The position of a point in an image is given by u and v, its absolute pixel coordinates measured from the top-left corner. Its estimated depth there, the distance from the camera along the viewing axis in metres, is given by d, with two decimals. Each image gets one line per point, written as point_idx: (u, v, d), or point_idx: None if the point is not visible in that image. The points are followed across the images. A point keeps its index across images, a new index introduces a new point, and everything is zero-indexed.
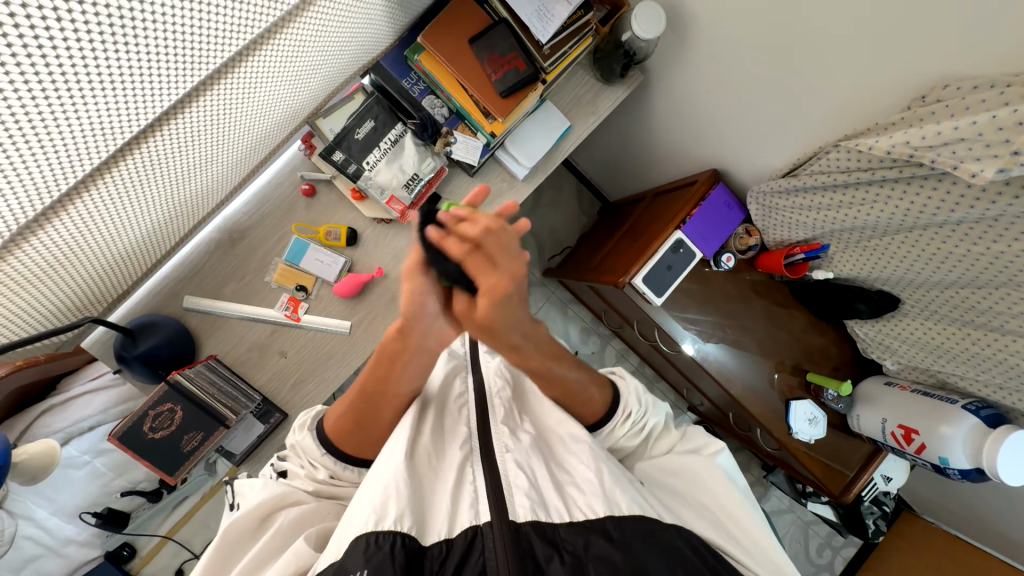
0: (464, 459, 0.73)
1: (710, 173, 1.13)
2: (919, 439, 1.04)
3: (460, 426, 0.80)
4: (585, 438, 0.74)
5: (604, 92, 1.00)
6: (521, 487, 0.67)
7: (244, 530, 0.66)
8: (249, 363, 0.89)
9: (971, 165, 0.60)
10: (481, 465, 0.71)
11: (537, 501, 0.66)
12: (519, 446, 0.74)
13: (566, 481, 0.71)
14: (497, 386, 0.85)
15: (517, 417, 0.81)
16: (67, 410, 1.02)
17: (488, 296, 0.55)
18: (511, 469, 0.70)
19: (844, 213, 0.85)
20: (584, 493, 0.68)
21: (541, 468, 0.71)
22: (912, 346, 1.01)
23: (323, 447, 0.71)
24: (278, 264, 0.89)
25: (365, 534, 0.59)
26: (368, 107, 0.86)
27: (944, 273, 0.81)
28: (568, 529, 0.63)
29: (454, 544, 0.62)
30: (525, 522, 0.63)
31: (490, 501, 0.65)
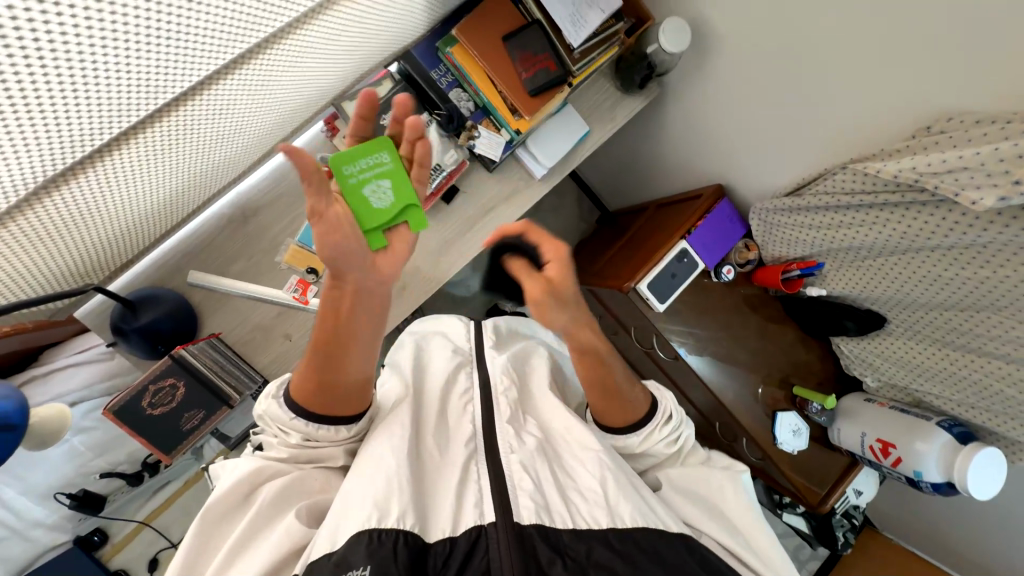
0: (467, 458, 0.73)
1: (715, 188, 1.18)
2: (896, 453, 1.10)
3: (464, 423, 0.79)
4: (593, 447, 0.76)
5: (623, 101, 1.03)
6: (523, 488, 0.68)
7: (226, 505, 0.63)
8: (253, 344, 0.87)
9: (971, 193, 0.65)
10: (485, 463, 0.72)
11: (541, 505, 0.66)
12: (522, 447, 0.75)
13: (569, 486, 0.72)
14: (503, 385, 0.86)
15: (522, 421, 0.82)
16: (50, 382, 0.96)
17: (555, 258, 0.72)
18: (516, 472, 0.70)
19: (843, 233, 0.91)
20: (587, 502, 0.69)
21: (547, 472, 0.72)
22: (895, 364, 1.07)
23: (292, 411, 0.66)
24: (289, 244, 0.87)
25: (365, 530, 0.58)
26: (396, 94, 0.86)
27: (932, 295, 0.86)
28: (571, 535, 0.64)
29: (457, 544, 0.62)
30: (528, 525, 0.64)
31: (492, 500, 0.66)
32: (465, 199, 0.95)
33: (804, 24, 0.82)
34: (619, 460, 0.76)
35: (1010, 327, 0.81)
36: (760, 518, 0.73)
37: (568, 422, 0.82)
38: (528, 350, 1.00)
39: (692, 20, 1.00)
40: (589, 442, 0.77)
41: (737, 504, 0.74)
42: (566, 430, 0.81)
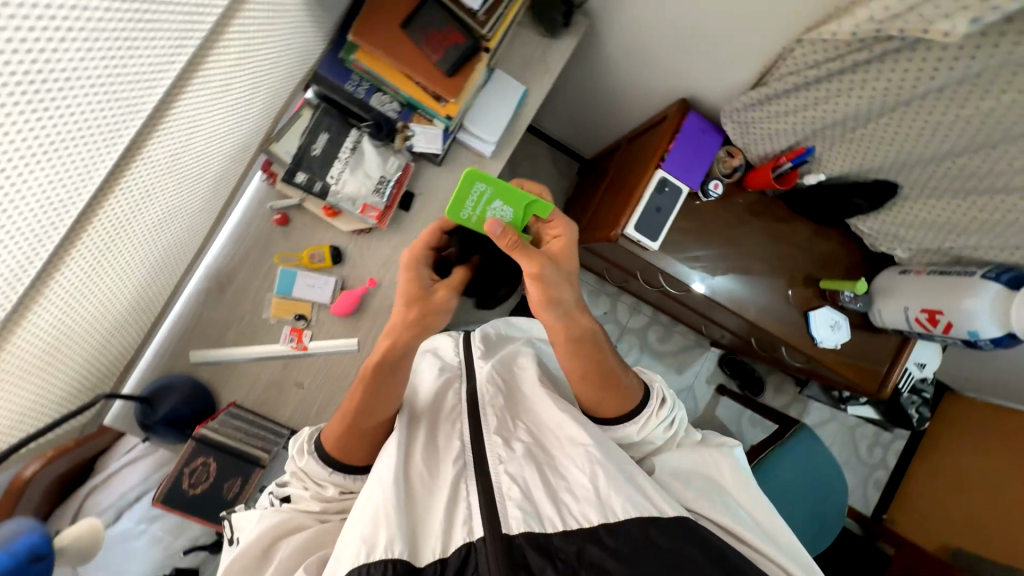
0: (460, 477, 0.74)
1: (678, 105, 1.09)
2: (945, 319, 1.02)
3: (453, 442, 0.80)
4: (581, 443, 0.77)
5: (552, 47, 0.97)
6: (512, 499, 0.69)
7: (247, 560, 0.68)
8: (270, 402, 0.90)
9: (942, 25, 0.57)
10: (475, 480, 0.73)
11: (530, 512, 0.68)
12: (509, 456, 0.76)
13: (559, 485, 0.73)
14: (490, 394, 0.88)
15: (511, 427, 0.83)
16: (112, 485, 1.05)
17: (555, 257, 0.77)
18: (505, 483, 0.72)
19: (823, 109, 0.83)
20: (579, 501, 0.70)
21: (535, 477, 0.73)
22: (920, 227, 0.99)
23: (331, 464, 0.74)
24: (272, 298, 0.88)
25: (356, 567, 0.61)
26: (319, 120, 0.82)
27: (936, 147, 0.79)
28: (562, 537, 0.66)
29: (449, 563, 0.64)
30: (516, 532, 0.65)
31: (482, 515, 0.67)
32: (423, 201, 0.92)
33: None
34: (613, 452, 0.77)
35: None
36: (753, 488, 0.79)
37: (562, 420, 0.82)
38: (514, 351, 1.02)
39: None
40: (576, 437, 0.78)
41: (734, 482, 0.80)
42: (558, 427, 0.82)
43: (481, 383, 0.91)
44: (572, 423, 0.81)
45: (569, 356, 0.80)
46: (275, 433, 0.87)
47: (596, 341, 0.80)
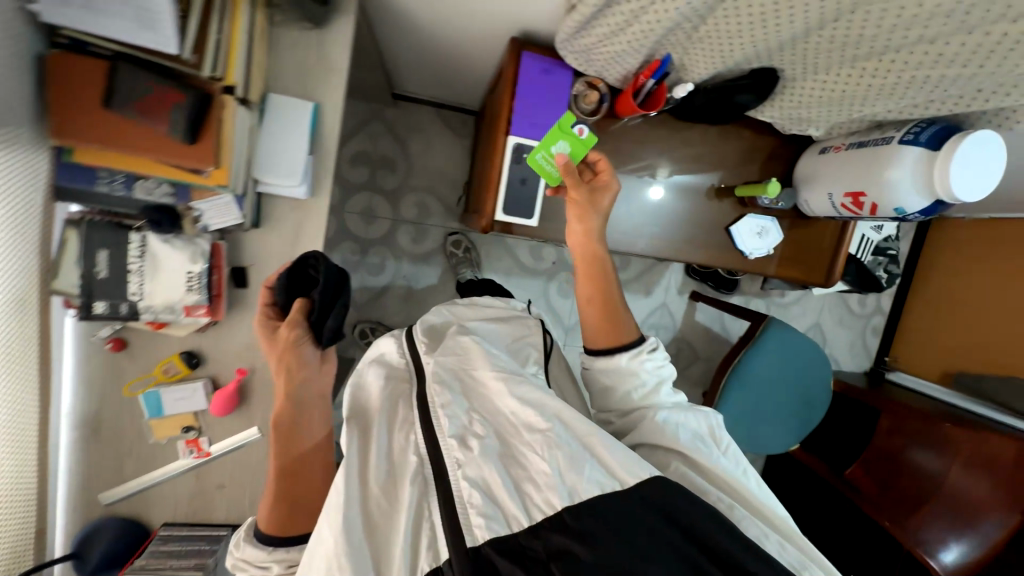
0: (419, 497, 0.57)
1: (511, 45, 0.90)
2: (869, 200, 0.90)
3: (408, 456, 0.61)
4: (543, 426, 0.62)
5: (325, 38, 0.78)
6: (474, 508, 0.54)
7: None
8: (200, 509, 0.90)
9: None
10: (437, 494, 0.57)
11: (492, 515, 0.54)
12: (471, 452, 0.59)
13: (523, 476, 0.58)
14: (438, 393, 0.66)
15: (467, 419, 0.64)
16: None
17: (597, 188, 0.82)
18: (465, 490, 0.56)
19: (648, 21, 0.66)
20: (540, 490, 0.56)
21: (494, 471, 0.58)
22: (821, 106, 0.83)
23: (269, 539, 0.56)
24: (149, 423, 0.84)
25: None
26: (89, 238, 0.71)
27: (790, 30, 0.63)
28: (526, 534, 0.53)
29: None
30: (483, 544, 0.51)
31: (446, 534, 0.53)
32: (257, 270, 0.82)
33: None
34: (571, 421, 0.64)
35: (900, 10, 0.57)
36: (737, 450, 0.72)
37: (510, 403, 0.65)
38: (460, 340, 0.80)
39: None
40: (545, 410, 0.65)
41: (721, 439, 0.72)
42: (512, 412, 0.65)
43: (427, 378, 0.70)
44: (524, 404, 0.64)
45: (580, 279, 0.83)
46: (214, 537, 0.88)
47: (608, 273, 0.82)
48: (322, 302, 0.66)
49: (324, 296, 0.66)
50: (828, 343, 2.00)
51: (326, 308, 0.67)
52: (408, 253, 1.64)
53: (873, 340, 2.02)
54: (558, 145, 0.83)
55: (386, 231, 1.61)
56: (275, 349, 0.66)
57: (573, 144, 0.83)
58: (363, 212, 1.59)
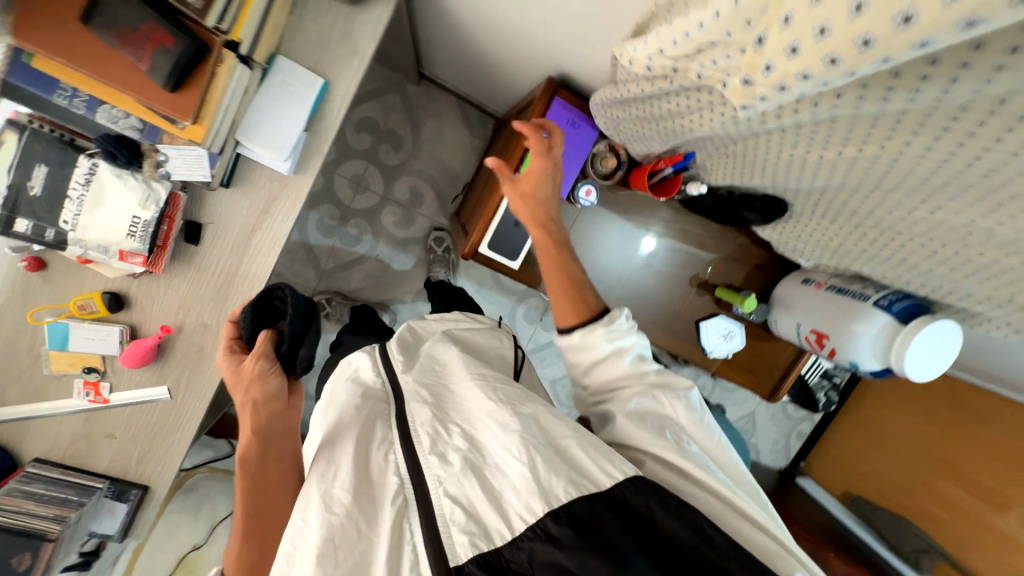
0: (399, 510, 0.47)
1: (547, 84, 0.86)
2: (830, 344, 0.93)
3: (387, 473, 0.51)
4: (519, 428, 0.51)
5: (358, 19, 0.73)
6: (458, 524, 0.45)
7: None
8: (81, 453, 0.83)
9: (756, 57, 0.40)
10: (420, 510, 0.47)
11: (477, 531, 0.45)
12: (452, 469, 0.49)
13: (502, 486, 0.48)
14: (417, 410, 0.56)
15: (442, 429, 0.54)
16: None
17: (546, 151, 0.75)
18: (446, 506, 0.46)
19: (683, 123, 0.64)
20: (522, 496, 0.46)
21: (473, 482, 0.48)
22: (817, 246, 0.85)
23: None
24: (48, 352, 0.77)
25: None
26: (30, 149, 0.64)
27: (819, 177, 0.62)
28: (511, 550, 0.43)
29: None
30: (469, 564, 0.42)
31: (427, 552, 0.44)
32: (214, 229, 0.76)
33: None
34: (547, 423, 0.53)
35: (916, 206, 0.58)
36: (709, 423, 0.62)
37: (486, 407, 0.55)
38: (438, 349, 0.66)
39: None
40: (521, 405, 0.55)
41: (690, 421, 0.62)
42: (487, 415, 0.54)
43: (406, 397, 0.58)
44: (502, 404, 0.54)
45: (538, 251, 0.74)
46: (86, 488, 0.81)
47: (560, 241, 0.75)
48: (293, 333, 0.57)
49: (295, 325, 0.57)
50: (753, 435, 1.87)
51: (297, 341, 0.58)
52: (389, 235, 1.56)
53: (796, 442, 1.90)
54: None
55: (372, 205, 1.53)
56: (239, 386, 0.55)
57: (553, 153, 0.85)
58: (354, 180, 1.51)
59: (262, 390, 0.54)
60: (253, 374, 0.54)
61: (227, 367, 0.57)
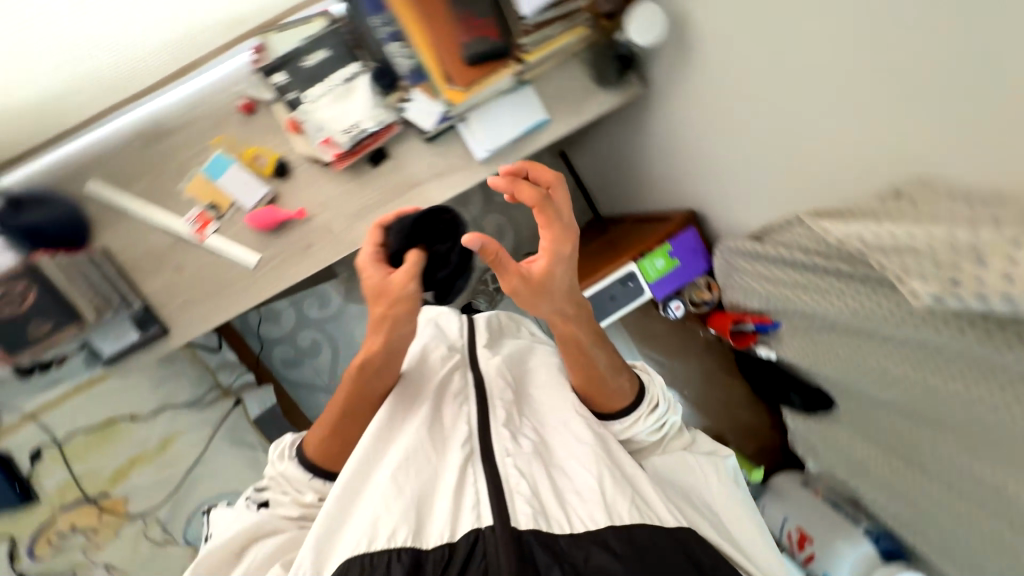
0: (465, 459, 0.54)
1: (685, 214, 1.03)
2: (811, 548, 0.98)
3: (460, 422, 0.59)
4: (588, 440, 0.57)
5: (593, 95, 0.91)
6: (522, 494, 0.50)
7: (220, 558, 0.55)
8: (142, 268, 0.84)
9: (917, 279, 0.53)
10: (483, 465, 0.53)
11: (538, 507, 0.49)
12: (521, 451, 0.55)
13: (565, 487, 0.53)
14: (499, 386, 0.64)
15: (515, 416, 0.61)
16: None
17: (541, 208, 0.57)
18: (512, 475, 0.52)
19: (800, 294, 0.77)
20: (585, 502, 0.51)
21: (540, 469, 0.53)
22: (837, 453, 0.94)
23: (308, 463, 0.59)
24: (195, 174, 0.83)
25: (356, 556, 0.45)
26: (326, 36, 0.77)
27: (880, 391, 0.73)
28: (570, 540, 0.47)
29: (457, 550, 0.46)
30: (526, 531, 0.47)
31: (491, 502, 0.49)
32: (393, 166, 0.87)
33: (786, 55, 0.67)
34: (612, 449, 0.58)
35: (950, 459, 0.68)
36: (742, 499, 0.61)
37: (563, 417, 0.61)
38: (524, 349, 0.74)
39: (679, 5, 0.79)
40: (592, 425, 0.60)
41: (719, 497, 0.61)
42: (562, 424, 0.60)
43: (484, 373, 0.66)
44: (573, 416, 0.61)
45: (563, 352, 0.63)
46: (124, 300, 0.82)
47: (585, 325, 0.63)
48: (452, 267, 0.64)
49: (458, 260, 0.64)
50: None
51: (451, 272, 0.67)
52: None
53: None
54: (658, 260, 0.99)
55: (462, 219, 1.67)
56: (382, 296, 0.60)
57: (668, 261, 1.00)
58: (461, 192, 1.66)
59: (401, 311, 0.59)
60: (402, 293, 0.59)
61: (375, 272, 0.61)
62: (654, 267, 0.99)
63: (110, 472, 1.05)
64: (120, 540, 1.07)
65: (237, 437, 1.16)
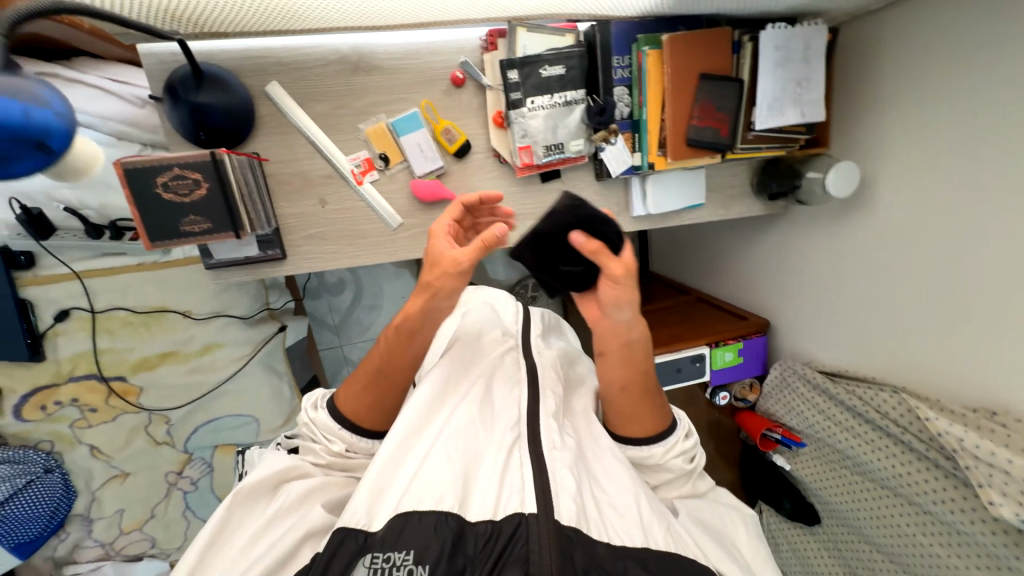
0: (513, 442, 0.55)
1: (761, 321, 1.14)
2: None
3: (511, 406, 0.61)
4: (625, 460, 0.58)
5: (745, 198, 0.98)
6: (567, 491, 0.50)
7: (253, 496, 0.52)
8: (287, 188, 0.80)
9: (992, 493, 0.66)
10: (530, 449, 0.54)
11: (583, 506, 0.50)
12: (566, 446, 0.56)
13: (601, 498, 0.53)
14: (550, 379, 0.65)
15: (562, 418, 0.61)
16: (68, 93, 0.80)
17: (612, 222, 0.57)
18: (558, 467, 0.52)
19: (849, 438, 0.90)
20: (622, 517, 0.51)
21: (585, 479, 0.54)
22: (798, 558, 1.10)
23: (342, 420, 0.59)
24: (380, 121, 0.80)
25: (405, 513, 0.47)
26: (570, 54, 0.77)
27: (881, 533, 0.88)
28: (607, 549, 0.47)
29: (501, 528, 0.47)
30: (568, 526, 0.47)
31: (537, 489, 0.49)
32: (559, 187, 0.89)
33: (940, 254, 0.76)
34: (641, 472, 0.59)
35: None
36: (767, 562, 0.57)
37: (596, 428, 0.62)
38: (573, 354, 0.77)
39: (863, 164, 0.86)
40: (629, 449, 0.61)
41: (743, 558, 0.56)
42: (598, 436, 0.61)
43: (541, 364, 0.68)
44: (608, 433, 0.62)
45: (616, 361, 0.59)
46: (265, 218, 0.78)
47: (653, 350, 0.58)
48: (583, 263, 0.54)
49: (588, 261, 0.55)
50: None
51: (572, 281, 0.55)
52: None
53: None
54: (726, 352, 1.10)
55: None
56: (429, 264, 0.55)
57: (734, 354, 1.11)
58: None
59: (448, 278, 0.53)
60: (453, 262, 0.53)
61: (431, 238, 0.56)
62: (722, 356, 1.10)
63: (136, 359, 0.98)
64: (119, 425, 1.01)
65: (273, 364, 1.10)
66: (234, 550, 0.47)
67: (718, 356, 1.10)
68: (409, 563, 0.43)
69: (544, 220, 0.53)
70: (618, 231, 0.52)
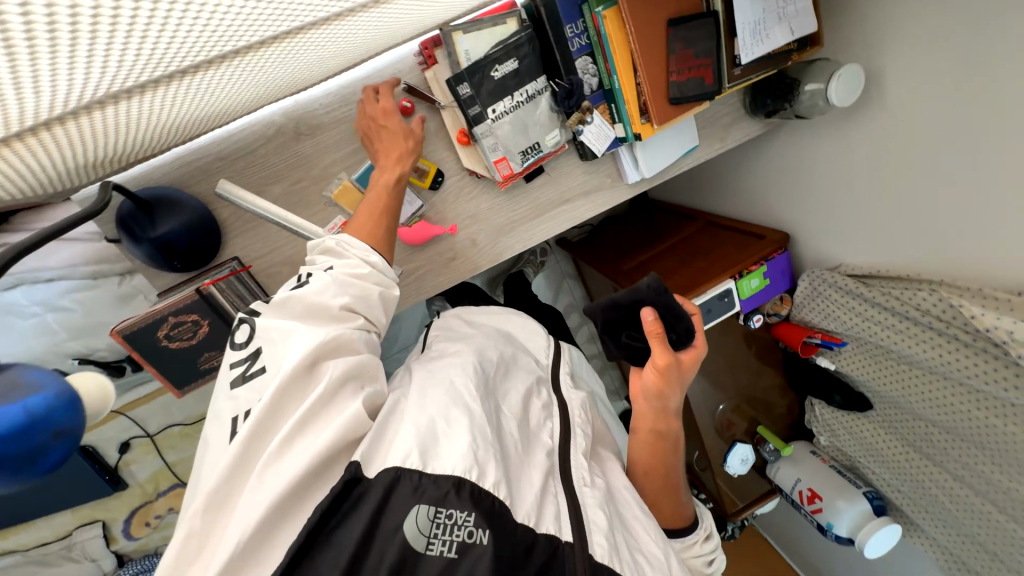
0: (548, 469, 0.53)
1: (781, 236, 1.10)
2: (819, 504, 1.20)
3: (544, 434, 0.58)
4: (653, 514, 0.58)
5: (741, 121, 0.90)
6: (600, 528, 0.49)
7: (291, 378, 0.47)
8: (277, 278, 0.77)
9: None
10: (563, 482, 0.52)
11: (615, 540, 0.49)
12: (597, 484, 0.55)
13: (634, 544, 0.53)
14: (581, 419, 0.65)
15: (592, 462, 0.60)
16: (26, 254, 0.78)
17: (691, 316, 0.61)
18: (592, 505, 0.52)
19: (890, 335, 0.91)
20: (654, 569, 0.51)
21: (616, 516, 0.53)
22: (856, 441, 1.16)
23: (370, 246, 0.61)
24: (343, 179, 0.74)
25: (461, 479, 0.44)
26: (519, 44, 0.68)
27: (934, 411, 0.91)
28: None
29: (538, 541, 0.45)
30: (601, 561, 0.47)
31: (571, 521, 0.48)
32: (546, 181, 0.83)
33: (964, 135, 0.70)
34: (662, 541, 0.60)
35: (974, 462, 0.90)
36: None
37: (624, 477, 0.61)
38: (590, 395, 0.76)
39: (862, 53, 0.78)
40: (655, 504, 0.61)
41: None
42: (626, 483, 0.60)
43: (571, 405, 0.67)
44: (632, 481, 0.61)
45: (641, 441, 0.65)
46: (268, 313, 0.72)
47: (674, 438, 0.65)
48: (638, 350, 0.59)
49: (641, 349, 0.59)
50: None
51: (629, 351, 0.59)
52: None
53: None
54: (752, 279, 1.09)
55: None
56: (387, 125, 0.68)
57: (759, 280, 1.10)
58: None
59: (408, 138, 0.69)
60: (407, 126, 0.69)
61: (373, 111, 0.69)
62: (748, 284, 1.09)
63: None
64: None
65: None
66: (263, 465, 0.43)
67: (744, 285, 1.09)
68: (470, 524, 0.42)
69: (625, 292, 0.56)
70: (686, 331, 0.57)
